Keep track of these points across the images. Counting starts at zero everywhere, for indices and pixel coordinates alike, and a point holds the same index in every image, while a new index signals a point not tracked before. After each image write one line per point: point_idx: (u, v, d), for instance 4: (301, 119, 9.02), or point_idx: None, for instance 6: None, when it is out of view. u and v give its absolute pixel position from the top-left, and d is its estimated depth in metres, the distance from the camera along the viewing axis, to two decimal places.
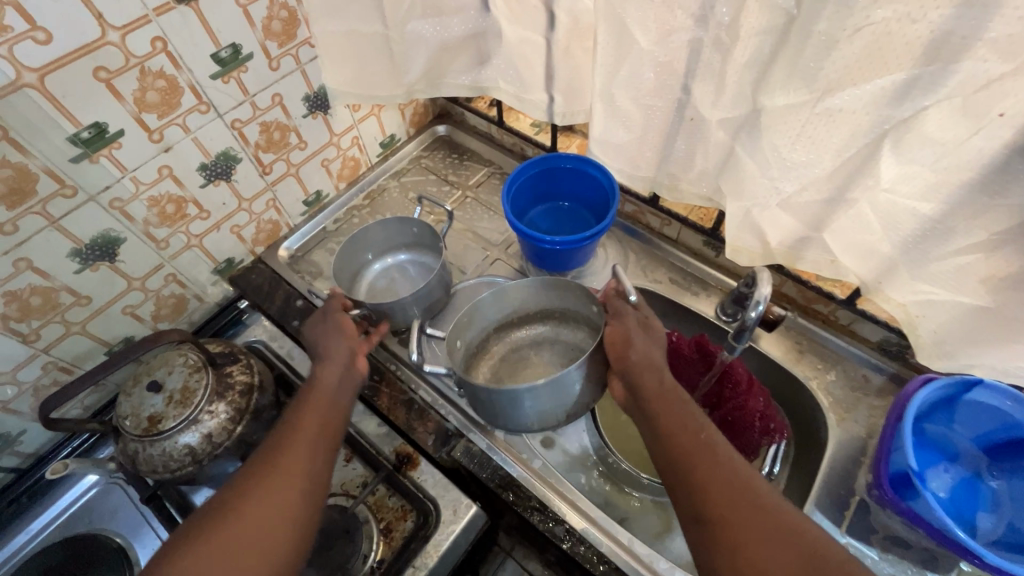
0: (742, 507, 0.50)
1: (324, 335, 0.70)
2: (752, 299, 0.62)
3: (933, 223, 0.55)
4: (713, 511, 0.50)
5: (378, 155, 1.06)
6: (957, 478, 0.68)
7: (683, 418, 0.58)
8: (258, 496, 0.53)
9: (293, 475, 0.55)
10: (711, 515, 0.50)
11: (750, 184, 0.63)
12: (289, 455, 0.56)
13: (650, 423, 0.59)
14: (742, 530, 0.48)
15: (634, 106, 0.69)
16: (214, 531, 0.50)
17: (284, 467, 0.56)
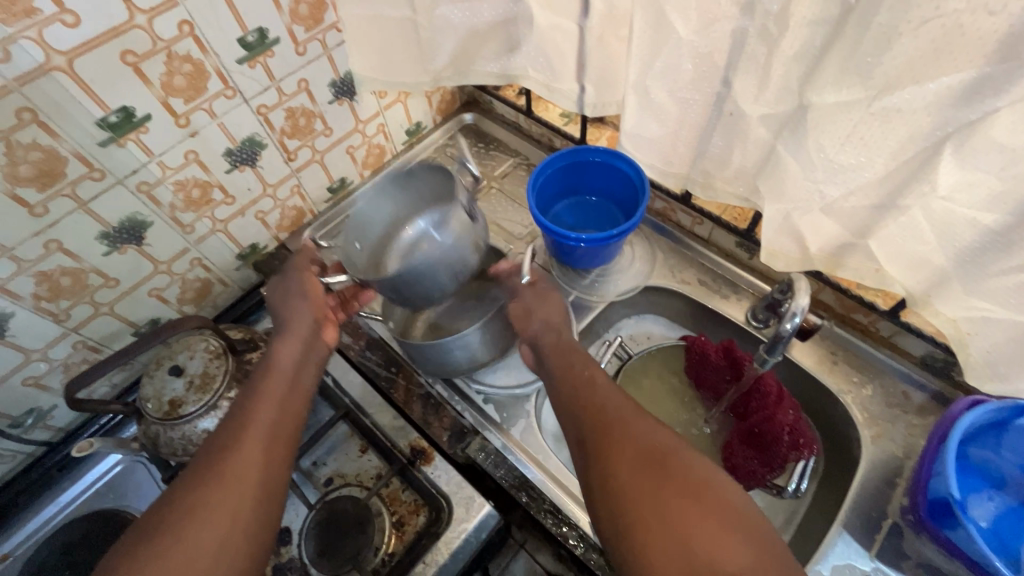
0: (689, 508, 0.46)
1: (287, 304, 0.70)
2: (788, 310, 0.60)
3: (995, 235, 0.50)
4: (659, 515, 0.46)
5: (404, 143, 1.04)
6: (1001, 508, 0.63)
7: (630, 418, 0.54)
8: (217, 484, 0.52)
9: (251, 459, 0.55)
10: (657, 520, 0.46)
11: (790, 186, 0.59)
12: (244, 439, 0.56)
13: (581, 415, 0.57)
14: (678, 524, 0.45)
15: (669, 99, 0.66)
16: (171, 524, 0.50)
17: (239, 455, 0.55)
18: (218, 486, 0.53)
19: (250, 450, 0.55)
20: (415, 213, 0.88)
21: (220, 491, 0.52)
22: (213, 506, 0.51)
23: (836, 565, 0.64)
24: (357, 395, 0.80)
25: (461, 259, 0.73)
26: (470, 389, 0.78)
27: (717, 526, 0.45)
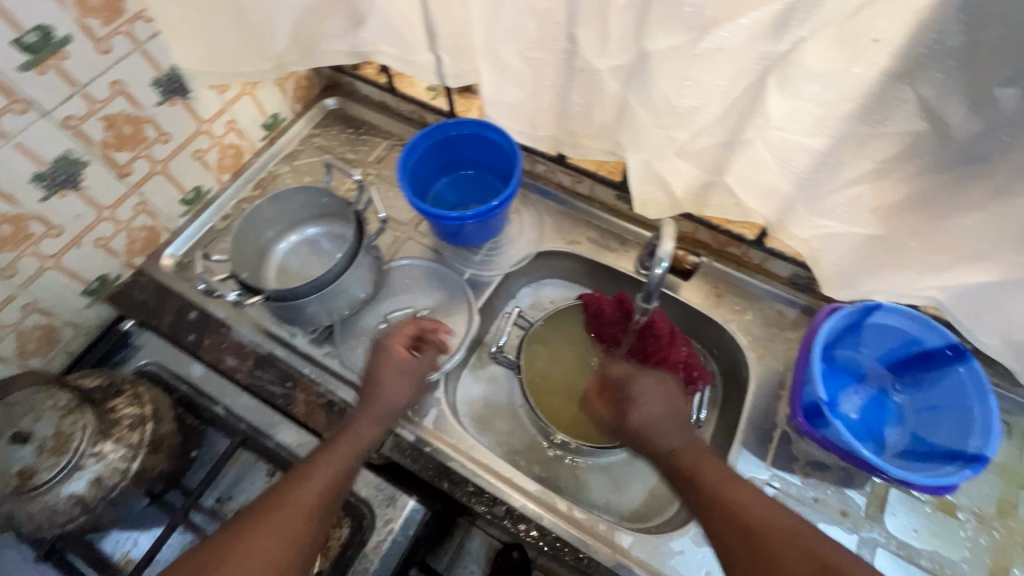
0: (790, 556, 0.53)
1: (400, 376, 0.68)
2: (656, 258, 0.61)
3: (824, 157, 0.53)
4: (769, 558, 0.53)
5: (263, 139, 0.95)
6: (866, 398, 0.72)
7: (703, 455, 0.61)
8: (256, 539, 0.56)
9: (291, 520, 0.57)
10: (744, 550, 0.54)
11: (645, 136, 0.60)
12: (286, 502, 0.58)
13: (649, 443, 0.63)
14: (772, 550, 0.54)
15: (520, 60, 0.64)
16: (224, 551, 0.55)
17: (270, 532, 0.56)
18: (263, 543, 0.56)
19: (286, 514, 0.58)
20: (290, 226, 0.81)
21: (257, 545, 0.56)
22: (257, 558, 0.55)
23: None
24: (253, 418, 0.74)
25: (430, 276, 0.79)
26: (373, 386, 0.76)
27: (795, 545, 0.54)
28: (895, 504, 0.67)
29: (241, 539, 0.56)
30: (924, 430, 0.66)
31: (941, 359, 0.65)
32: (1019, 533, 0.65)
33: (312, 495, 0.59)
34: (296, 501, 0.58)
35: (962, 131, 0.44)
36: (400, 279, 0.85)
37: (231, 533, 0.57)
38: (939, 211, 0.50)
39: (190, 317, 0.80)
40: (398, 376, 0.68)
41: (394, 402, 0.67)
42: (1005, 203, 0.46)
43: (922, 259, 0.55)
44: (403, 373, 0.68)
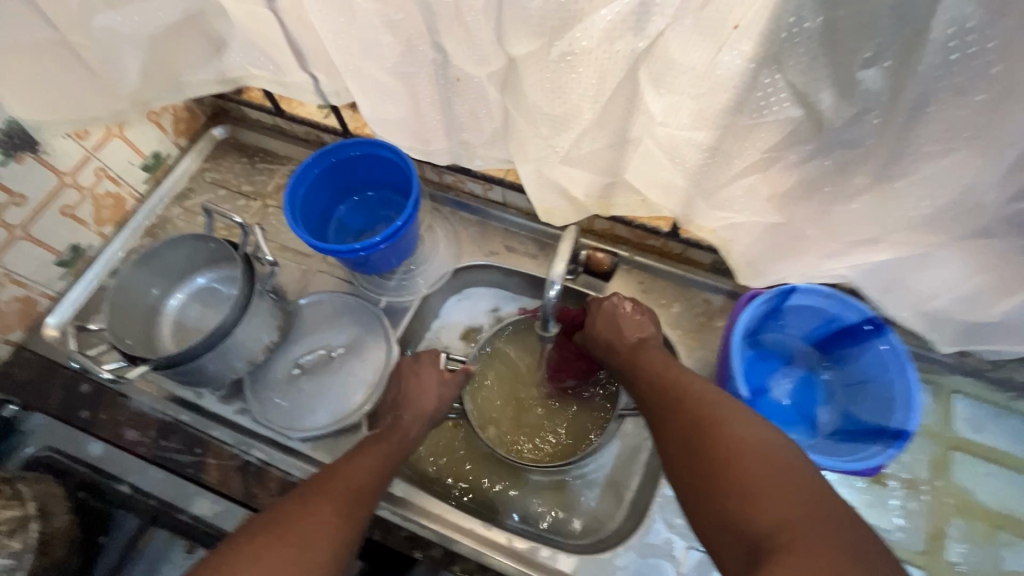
0: (735, 454, 0.47)
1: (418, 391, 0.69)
2: (549, 278, 0.59)
3: (712, 151, 0.49)
4: (731, 458, 0.47)
5: (146, 181, 0.88)
6: (796, 379, 0.71)
7: (658, 356, 0.61)
8: (277, 535, 0.52)
9: (319, 518, 0.54)
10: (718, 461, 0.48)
11: (528, 144, 0.56)
12: (311, 510, 0.54)
13: (634, 374, 0.61)
14: (745, 463, 0.47)
15: (390, 76, 0.59)
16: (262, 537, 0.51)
17: (320, 518, 0.54)
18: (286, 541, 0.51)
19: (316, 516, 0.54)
20: (177, 280, 0.75)
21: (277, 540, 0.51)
22: (310, 542, 0.52)
23: None
24: (163, 492, 0.68)
25: (371, 322, 0.78)
26: (291, 440, 0.71)
27: (832, 541, 0.41)
28: (834, 484, 0.66)
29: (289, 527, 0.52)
30: (853, 406, 0.66)
31: (861, 334, 0.64)
32: (947, 492, 0.66)
33: (356, 482, 0.58)
34: (342, 489, 0.57)
35: (836, 117, 0.41)
36: (312, 316, 0.79)
37: (283, 517, 0.54)
38: (828, 198, 0.47)
39: (81, 391, 0.73)
40: (436, 384, 0.69)
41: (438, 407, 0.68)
42: (889, 187, 0.44)
43: (820, 246, 0.52)
44: (435, 381, 0.70)
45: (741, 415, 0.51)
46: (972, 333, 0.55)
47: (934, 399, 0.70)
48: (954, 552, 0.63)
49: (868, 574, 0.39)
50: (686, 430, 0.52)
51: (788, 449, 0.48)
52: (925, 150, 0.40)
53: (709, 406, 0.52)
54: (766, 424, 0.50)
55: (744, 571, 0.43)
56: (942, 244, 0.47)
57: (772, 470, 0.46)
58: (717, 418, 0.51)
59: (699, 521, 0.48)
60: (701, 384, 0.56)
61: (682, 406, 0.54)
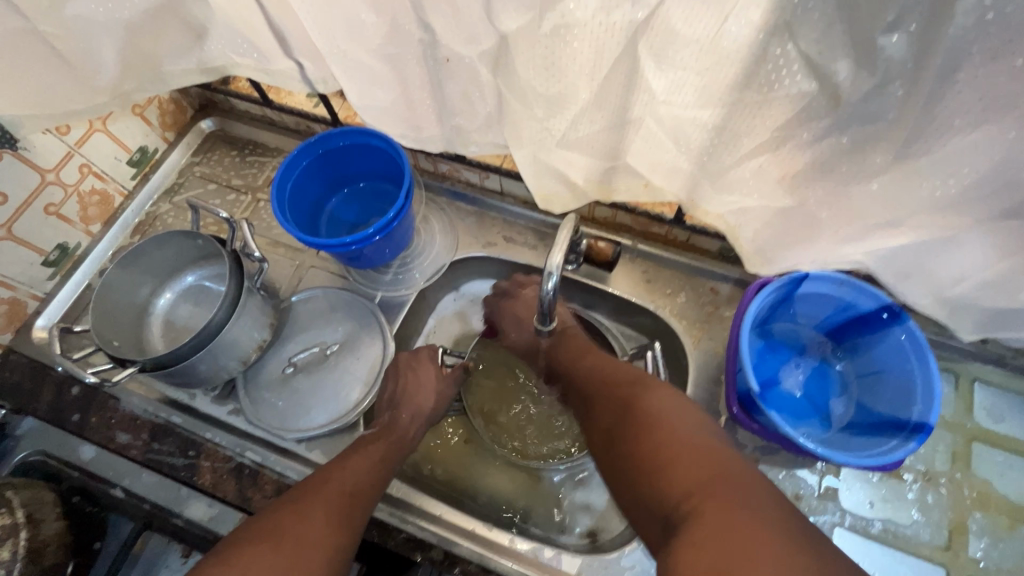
0: (642, 432, 0.50)
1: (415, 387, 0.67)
2: (547, 269, 0.56)
3: (719, 131, 0.46)
4: (640, 435, 0.50)
5: (133, 177, 0.85)
6: (808, 370, 0.68)
7: (583, 346, 0.65)
8: (274, 541, 0.49)
9: (318, 522, 0.51)
10: (630, 443, 0.51)
11: (522, 128, 0.53)
12: (308, 514, 0.52)
13: (565, 368, 0.65)
14: (650, 439, 0.49)
15: (376, 60, 0.56)
16: (260, 544, 0.49)
17: (319, 521, 0.51)
18: (284, 546, 0.49)
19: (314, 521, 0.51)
20: (166, 278, 0.73)
21: (273, 546, 0.49)
22: (310, 547, 0.49)
23: None
24: (157, 497, 0.67)
25: (367, 318, 0.76)
26: (287, 441, 0.69)
27: (731, 498, 0.42)
28: (849, 478, 0.64)
29: (287, 531, 0.50)
30: (868, 398, 0.63)
31: (877, 322, 0.61)
32: (968, 485, 0.63)
33: (354, 484, 0.56)
34: (339, 490, 0.55)
35: (854, 89, 0.37)
36: (305, 313, 0.77)
37: (279, 522, 0.51)
38: (844, 178, 0.44)
39: (72, 394, 0.71)
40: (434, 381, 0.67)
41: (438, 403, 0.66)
42: (912, 164, 0.40)
43: (835, 230, 0.49)
44: (433, 377, 0.67)
45: (656, 394, 0.54)
46: (997, 319, 0.52)
47: (954, 388, 0.67)
48: (975, 548, 0.60)
49: (763, 522, 0.40)
50: (610, 418, 0.55)
51: (692, 420, 0.50)
52: (952, 122, 0.36)
53: (625, 392, 0.55)
54: (678, 399, 0.53)
55: (661, 541, 0.44)
56: (968, 226, 0.43)
57: (674, 441, 0.48)
58: (630, 400, 0.54)
59: (625, 505, 0.50)
60: (620, 370, 0.59)
61: (601, 394, 0.58)
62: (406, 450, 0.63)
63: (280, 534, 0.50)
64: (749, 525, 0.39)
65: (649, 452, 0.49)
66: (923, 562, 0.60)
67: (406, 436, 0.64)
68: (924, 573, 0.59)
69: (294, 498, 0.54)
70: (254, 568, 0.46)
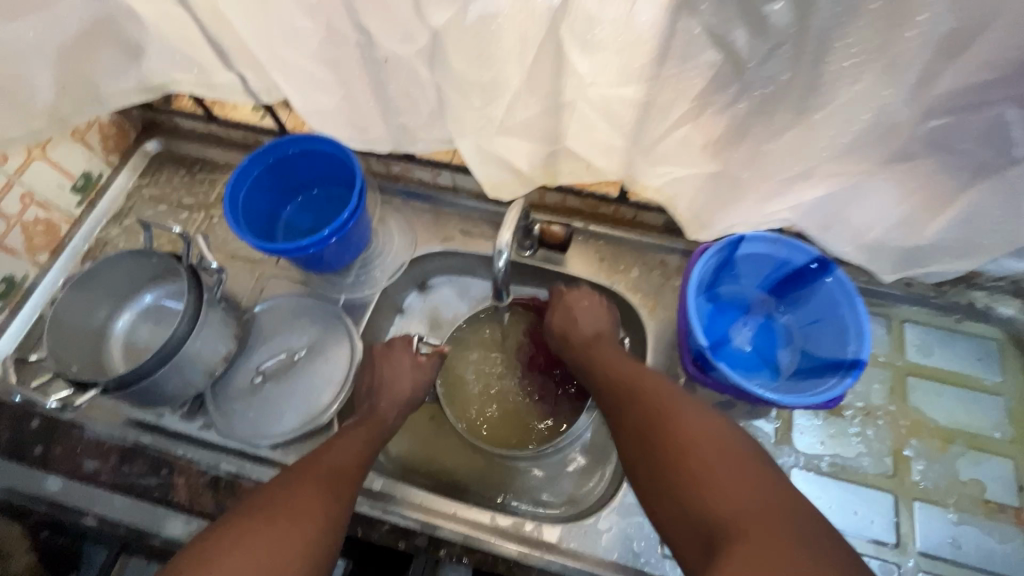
0: (686, 445, 0.52)
1: (380, 381, 0.68)
2: (497, 250, 0.61)
3: (644, 105, 0.49)
4: (683, 447, 0.52)
5: (79, 204, 0.84)
6: (755, 327, 0.72)
7: (613, 352, 0.65)
8: (265, 517, 0.51)
9: (308, 499, 0.54)
10: (668, 453, 0.52)
11: (463, 117, 0.56)
12: (298, 490, 0.54)
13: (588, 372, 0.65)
14: (693, 454, 0.51)
15: (316, 64, 0.58)
16: (252, 519, 0.51)
17: (309, 498, 0.54)
18: (276, 520, 0.51)
19: (304, 498, 0.53)
20: (123, 299, 0.73)
21: (266, 522, 0.51)
22: (299, 522, 0.52)
23: None
24: (132, 519, 0.66)
25: (331, 322, 0.77)
26: (261, 448, 0.69)
27: (779, 526, 0.45)
28: (801, 422, 0.68)
29: (277, 508, 0.52)
30: (810, 345, 0.68)
31: (810, 274, 0.66)
32: (902, 415, 0.68)
33: (342, 464, 0.58)
34: (328, 469, 0.57)
35: (751, 55, 0.42)
36: (270, 322, 0.77)
37: (269, 499, 0.53)
38: (758, 139, 0.48)
39: (31, 427, 0.70)
40: (406, 373, 0.68)
41: (409, 395, 0.67)
42: (811, 119, 0.45)
43: (757, 189, 0.52)
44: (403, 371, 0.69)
45: (697, 408, 0.56)
46: (909, 258, 0.57)
47: (887, 331, 0.73)
48: (915, 471, 0.65)
49: (809, 552, 0.43)
50: (643, 425, 0.56)
51: (730, 438, 0.53)
52: (838, 77, 0.41)
53: (662, 401, 0.57)
54: (713, 415, 0.55)
55: (703, 556, 0.47)
56: (869, 172, 0.49)
57: (720, 458, 0.51)
58: (668, 410, 0.56)
59: (653, 509, 0.52)
60: (654, 379, 0.60)
61: (635, 401, 0.58)
62: (388, 433, 0.65)
63: (272, 510, 0.52)
64: (799, 556, 0.43)
65: (690, 467, 0.51)
66: (872, 491, 0.65)
67: (387, 420, 0.65)
68: (872, 499, 0.64)
69: (284, 477, 0.56)
70: (246, 542, 0.49)
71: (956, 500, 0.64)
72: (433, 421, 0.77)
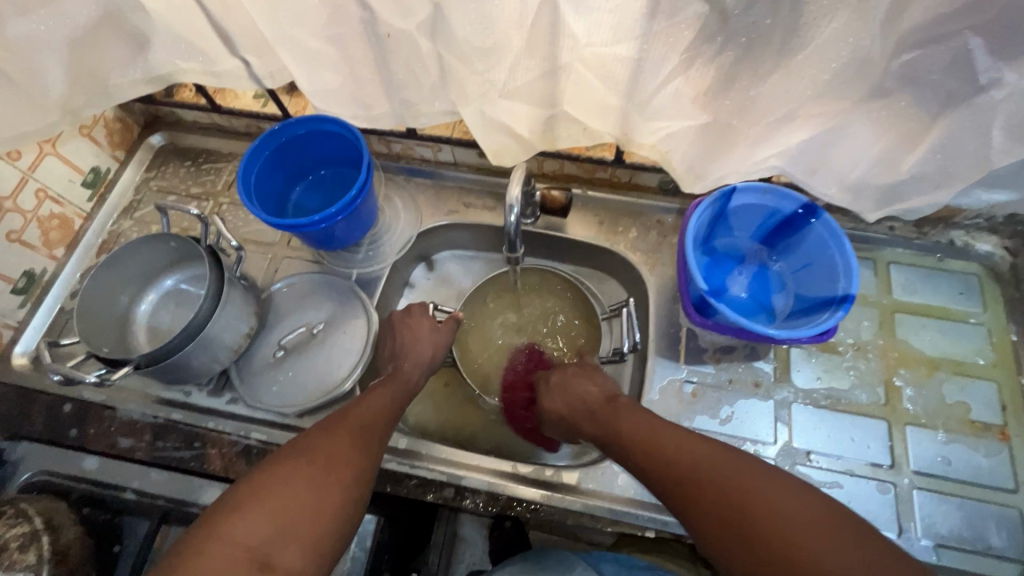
0: (770, 524, 0.48)
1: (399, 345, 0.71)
2: (508, 203, 0.65)
3: (637, 62, 0.52)
4: (766, 527, 0.48)
5: (91, 199, 0.86)
6: (751, 276, 0.76)
7: (643, 416, 0.60)
8: (305, 461, 0.55)
9: (342, 446, 0.58)
10: (755, 538, 0.48)
11: (467, 85, 0.58)
12: (331, 439, 0.58)
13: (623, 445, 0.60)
14: (778, 531, 0.47)
15: (320, 42, 0.61)
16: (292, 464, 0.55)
17: (343, 446, 0.58)
18: (316, 464, 0.55)
19: (339, 445, 0.58)
20: (144, 284, 0.75)
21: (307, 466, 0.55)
22: (336, 467, 0.56)
23: (662, 385, 0.72)
24: (170, 490, 0.69)
25: (347, 296, 0.80)
26: (289, 417, 0.72)
27: None
28: (798, 361, 0.72)
29: (314, 454, 0.56)
30: (803, 288, 0.72)
31: (800, 220, 0.70)
32: (891, 348, 0.73)
33: (371, 416, 0.62)
34: (358, 421, 0.61)
35: (734, 5, 0.45)
36: (287, 299, 0.80)
37: (306, 448, 0.57)
38: (745, 86, 0.52)
39: (64, 412, 0.72)
40: (424, 336, 0.71)
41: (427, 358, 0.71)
42: (792, 62, 0.48)
43: (746, 135, 0.56)
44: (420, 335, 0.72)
45: (759, 473, 0.52)
46: (891, 195, 0.61)
47: (874, 273, 0.77)
48: (906, 398, 0.70)
49: None
50: (713, 508, 0.51)
51: (808, 500, 0.49)
52: (814, 19, 0.45)
53: (723, 476, 0.52)
54: (775, 474, 0.52)
55: None
56: (847, 110, 0.53)
57: (808, 526, 0.47)
58: (734, 483, 0.51)
59: None
60: (702, 446, 0.55)
61: (694, 482, 0.53)
62: (410, 393, 0.68)
63: (310, 455, 0.56)
64: None
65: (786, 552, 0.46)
66: (867, 419, 0.69)
67: (408, 382, 0.68)
68: (867, 426, 0.69)
69: (318, 429, 0.60)
70: (290, 484, 0.53)
71: (945, 422, 0.69)
72: (446, 387, 0.81)
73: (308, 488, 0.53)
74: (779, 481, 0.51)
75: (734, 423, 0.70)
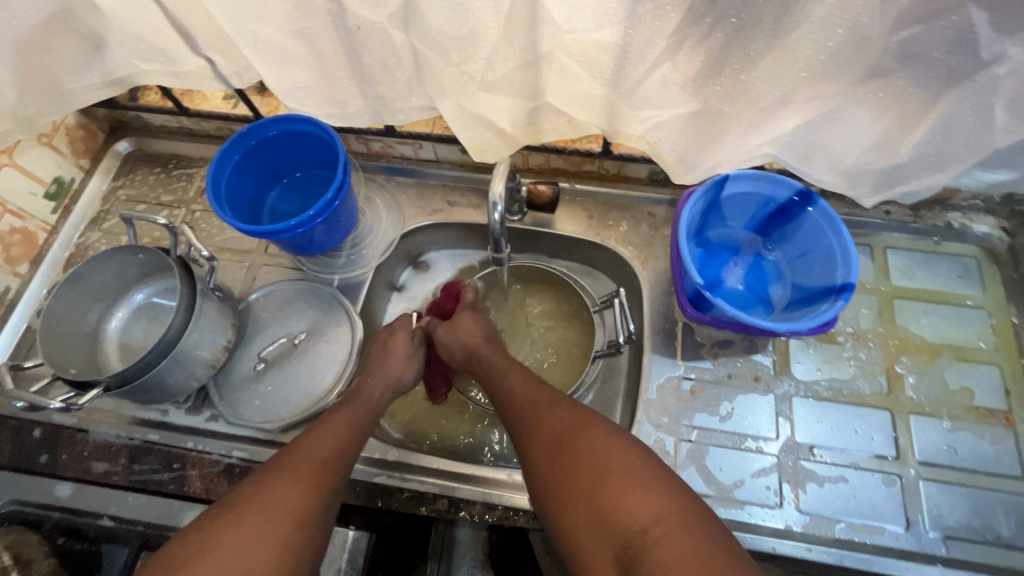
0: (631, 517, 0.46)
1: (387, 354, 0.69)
2: (491, 202, 0.62)
3: (622, 48, 0.50)
4: (628, 523, 0.46)
5: (54, 211, 0.82)
6: (745, 266, 0.74)
7: (540, 401, 0.58)
8: (245, 513, 0.49)
9: (288, 491, 0.52)
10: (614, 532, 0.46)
11: (443, 78, 0.55)
12: (275, 483, 0.52)
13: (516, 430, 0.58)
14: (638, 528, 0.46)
15: (286, 38, 0.57)
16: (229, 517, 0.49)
17: (288, 491, 0.52)
18: (260, 514, 0.49)
19: (284, 490, 0.52)
20: (113, 299, 0.71)
21: (248, 519, 0.49)
22: (280, 517, 0.50)
23: (659, 383, 0.70)
24: (149, 515, 0.65)
25: (331, 303, 0.76)
26: (274, 432, 0.69)
27: None
28: (797, 353, 0.70)
29: (257, 501, 0.50)
30: (800, 278, 0.70)
31: (794, 207, 0.68)
32: (891, 335, 0.71)
33: (323, 452, 0.57)
34: (310, 460, 0.55)
35: None
36: (266, 309, 0.76)
37: (248, 493, 0.51)
38: (737, 70, 0.49)
39: (34, 437, 0.69)
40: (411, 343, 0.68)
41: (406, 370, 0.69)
42: (786, 42, 0.46)
43: (740, 120, 0.53)
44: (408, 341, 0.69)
45: (635, 467, 0.50)
46: (888, 179, 0.59)
47: (871, 259, 0.75)
48: (909, 387, 0.68)
49: None
50: (585, 498, 0.49)
51: (671, 499, 0.47)
52: None
53: (598, 468, 0.50)
54: (652, 469, 0.50)
55: None
56: (844, 94, 0.50)
57: (664, 527, 0.45)
58: (604, 477, 0.49)
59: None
60: (586, 433, 0.53)
61: (569, 471, 0.51)
62: (375, 414, 0.65)
63: (251, 504, 0.50)
64: None
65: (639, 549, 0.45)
66: (870, 409, 0.67)
67: (374, 401, 0.65)
68: (870, 417, 0.67)
69: (262, 473, 0.54)
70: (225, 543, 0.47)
71: (949, 410, 0.67)
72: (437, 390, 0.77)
73: (248, 544, 0.47)
74: (653, 473, 0.49)
75: (734, 420, 0.68)
